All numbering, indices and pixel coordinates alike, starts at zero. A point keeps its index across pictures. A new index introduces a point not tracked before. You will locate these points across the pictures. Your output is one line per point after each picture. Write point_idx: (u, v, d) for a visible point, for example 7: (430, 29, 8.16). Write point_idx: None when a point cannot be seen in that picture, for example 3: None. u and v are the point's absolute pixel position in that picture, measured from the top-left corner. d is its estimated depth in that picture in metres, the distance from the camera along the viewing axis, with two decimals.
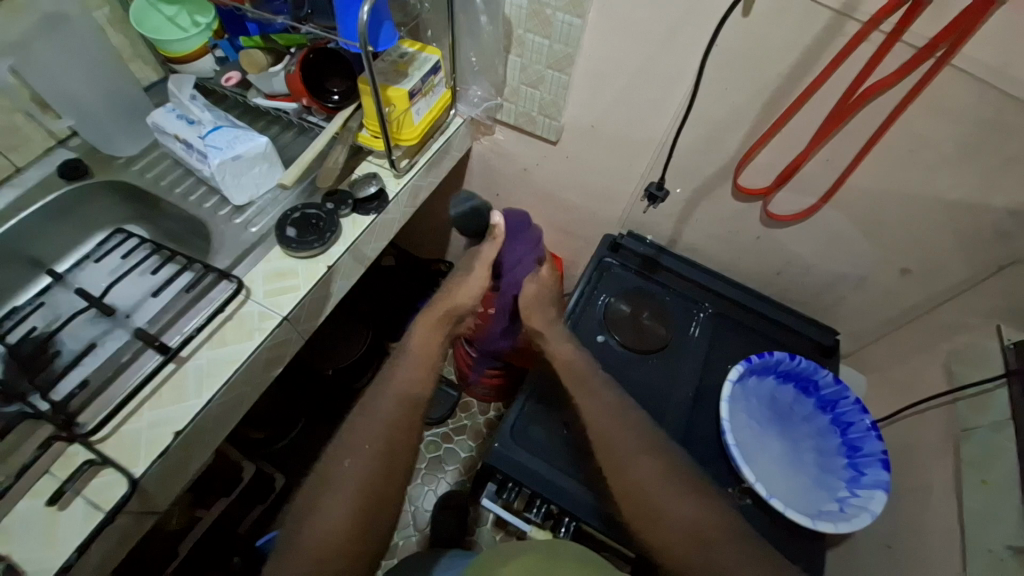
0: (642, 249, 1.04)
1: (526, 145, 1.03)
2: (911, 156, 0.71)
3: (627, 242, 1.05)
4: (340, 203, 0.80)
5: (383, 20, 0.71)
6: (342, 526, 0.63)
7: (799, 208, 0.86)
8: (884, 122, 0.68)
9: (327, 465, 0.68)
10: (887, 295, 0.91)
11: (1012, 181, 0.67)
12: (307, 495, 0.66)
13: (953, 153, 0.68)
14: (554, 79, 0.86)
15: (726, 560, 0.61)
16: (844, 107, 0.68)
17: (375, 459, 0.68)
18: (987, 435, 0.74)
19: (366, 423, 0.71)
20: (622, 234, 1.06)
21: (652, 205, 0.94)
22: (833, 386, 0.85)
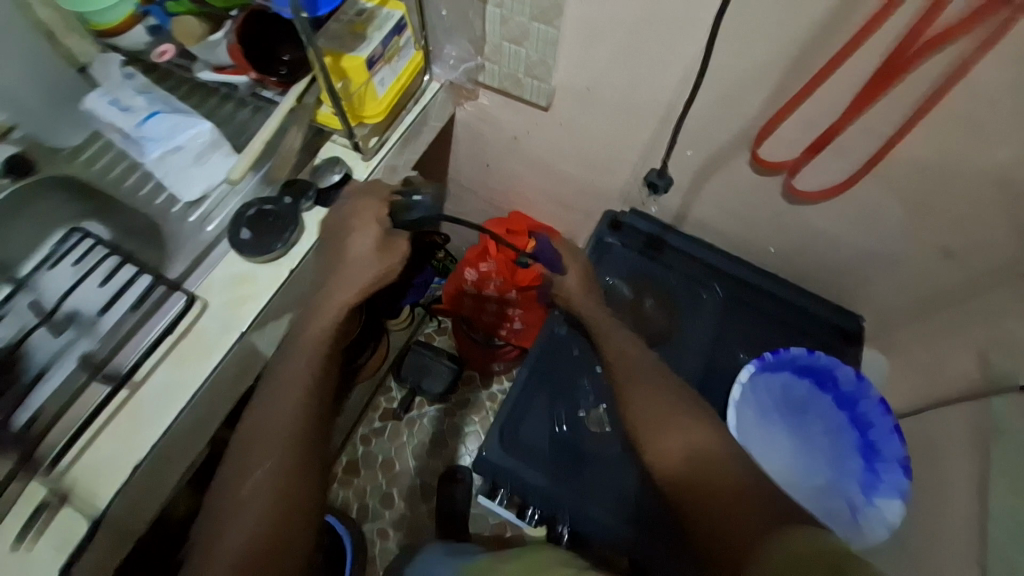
0: (648, 228, 0.93)
1: (513, 112, 0.90)
2: (971, 122, 0.58)
3: (631, 217, 0.94)
4: (300, 193, 0.71)
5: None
6: (252, 538, 0.54)
7: (831, 183, 0.73)
8: (943, 83, 0.55)
9: (226, 479, 0.61)
10: (922, 279, 0.80)
11: None
12: (211, 523, 0.57)
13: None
14: (541, 32, 0.73)
15: (734, 471, 0.55)
16: (893, 66, 0.56)
17: (290, 456, 0.61)
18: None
19: (259, 430, 0.63)
20: (630, 211, 0.95)
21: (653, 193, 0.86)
22: (854, 383, 0.77)
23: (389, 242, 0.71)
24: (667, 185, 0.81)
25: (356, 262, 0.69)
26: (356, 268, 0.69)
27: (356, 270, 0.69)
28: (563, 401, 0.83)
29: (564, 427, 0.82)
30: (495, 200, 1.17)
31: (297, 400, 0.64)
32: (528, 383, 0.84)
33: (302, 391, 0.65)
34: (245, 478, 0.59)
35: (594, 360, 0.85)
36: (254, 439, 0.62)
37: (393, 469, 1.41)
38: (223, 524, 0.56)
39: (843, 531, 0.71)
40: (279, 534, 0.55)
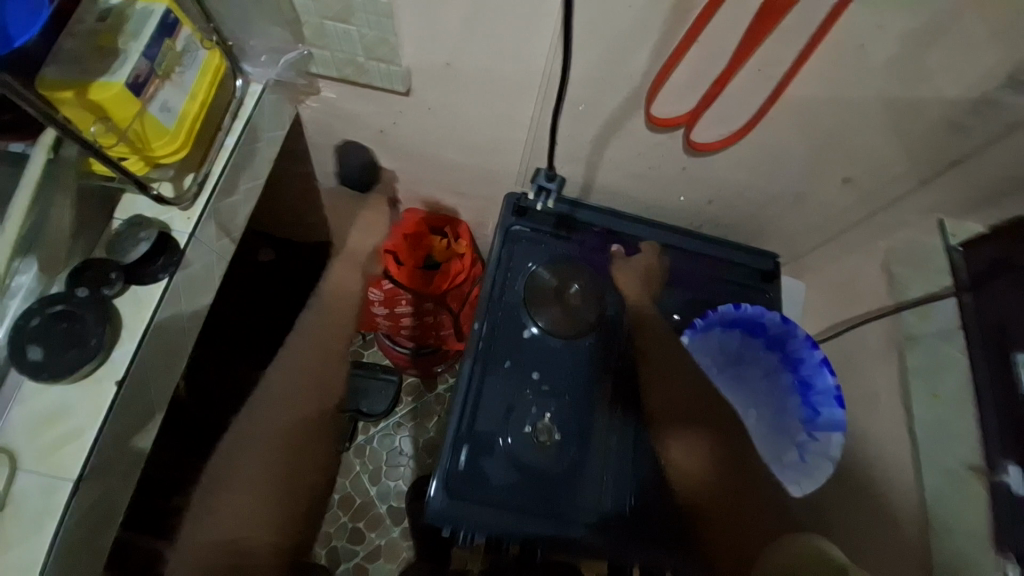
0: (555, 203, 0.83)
1: (366, 103, 0.74)
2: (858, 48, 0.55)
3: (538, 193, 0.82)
4: (98, 281, 0.55)
5: (1, 13, 0.45)
6: (243, 512, 0.71)
7: (730, 130, 0.67)
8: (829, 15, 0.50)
9: (229, 451, 0.75)
10: (824, 207, 0.81)
11: (967, 63, 0.54)
12: (212, 480, 0.74)
13: (909, 38, 0.53)
14: (370, 4, 0.57)
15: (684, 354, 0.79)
16: (772, 7, 0.50)
17: (288, 447, 0.76)
18: (934, 343, 0.71)
19: (265, 405, 0.79)
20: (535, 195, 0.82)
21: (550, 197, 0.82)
22: (779, 326, 0.77)
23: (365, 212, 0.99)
24: (559, 184, 0.78)
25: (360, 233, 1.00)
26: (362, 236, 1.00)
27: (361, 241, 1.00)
28: (508, 419, 0.75)
29: (510, 440, 0.75)
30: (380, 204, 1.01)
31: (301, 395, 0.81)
32: (465, 403, 0.75)
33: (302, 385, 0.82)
34: (243, 458, 0.74)
35: (529, 366, 0.78)
36: (264, 406, 0.79)
37: (354, 503, 1.29)
38: (224, 489, 0.73)
39: (793, 476, 0.74)
40: (270, 511, 0.72)
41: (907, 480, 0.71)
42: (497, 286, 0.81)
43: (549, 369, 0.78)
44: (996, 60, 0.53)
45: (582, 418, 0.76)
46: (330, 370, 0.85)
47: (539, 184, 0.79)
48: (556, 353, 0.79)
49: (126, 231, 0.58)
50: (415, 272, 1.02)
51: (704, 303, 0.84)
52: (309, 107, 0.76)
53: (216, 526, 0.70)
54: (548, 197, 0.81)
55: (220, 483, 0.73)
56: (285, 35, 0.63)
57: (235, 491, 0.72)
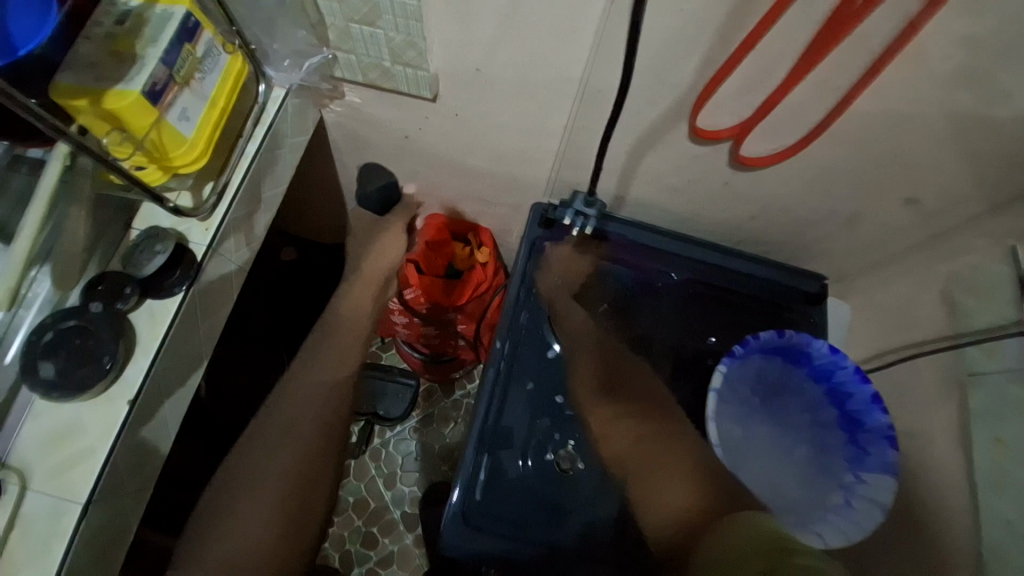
0: (592, 226, 0.79)
1: (391, 108, 0.71)
2: (934, 56, 0.50)
3: (574, 218, 0.79)
4: (113, 295, 0.53)
5: (9, 30, 0.44)
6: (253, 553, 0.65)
7: (782, 145, 0.62)
8: (905, 31, 0.46)
9: (235, 466, 0.71)
10: (879, 227, 0.75)
11: None
12: (215, 500, 0.68)
13: (995, 50, 0.48)
14: (399, 8, 0.54)
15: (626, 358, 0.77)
16: (845, 14, 0.45)
17: (304, 470, 0.71)
18: (999, 382, 0.63)
19: (273, 430, 0.73)
20: (571, 222, 0.79)
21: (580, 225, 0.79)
22: (826, 356, 0.71)
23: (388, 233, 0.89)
24: (596, 212, 0.77)
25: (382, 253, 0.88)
26: (383, 257, 0.88)
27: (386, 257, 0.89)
28: (529, 442, 0.72)
29: (529, 462, 0.71)
30: None
31: (312, 407, 0.75)
32: (491, 401, 0.73)
33: (308, 420, 0.74)
34: (254, 472, 0.70)
35: (552, 390, 0.74)
36: (271, 422, 0.74)
37: (368, 507, 1.26)
38: (228, 513, 0.67)
39: (837, 524, 0.65)
40: (277, 550, 0.67)
41: (960, 531, 0.65)
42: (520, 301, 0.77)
43: (575, 395, 0.74)
44: None
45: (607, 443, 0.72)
46: (338, 403, 0.77)
47: (575, 210, 0.78)
48: (580, 376, 0.75)
49: (144, 243, 0.56)
50: (435, 282, 0.98)
51: (743, 326, 0.79)
52: (333, 111, 0.74)
53: (213, 555, 0.65)
54: (586, 223, 0.79)
55: (231, 502, 0.68)
56: (310, 39, 0.61)
57: (250, 521, 0.67)
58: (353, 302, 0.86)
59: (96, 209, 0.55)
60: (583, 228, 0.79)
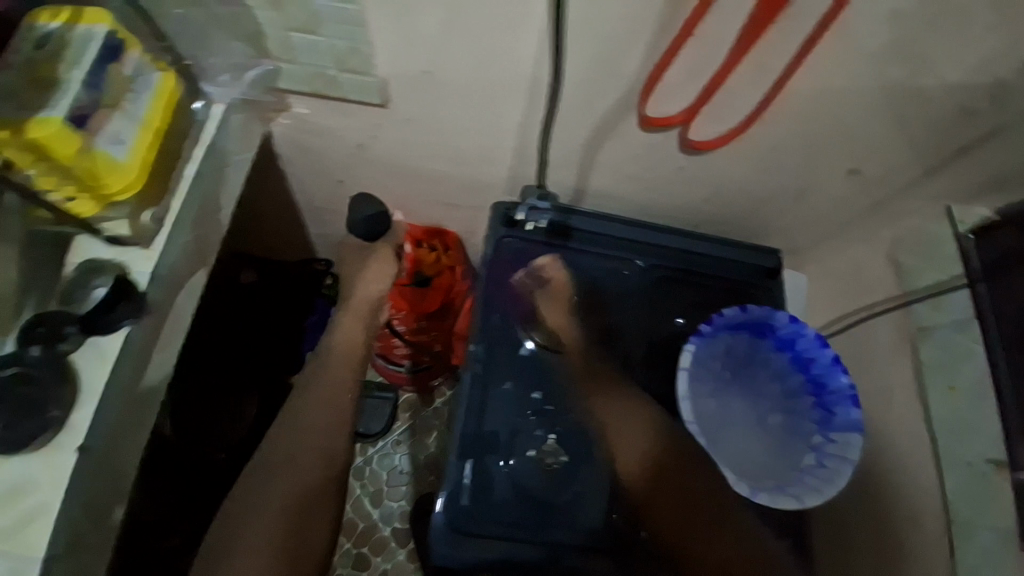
0: (547, 220, 0.80)
1: (342, 117, 0.69)
2: (858, 31, 0.53)
3: (528, 214, 0.80)
4: (52, 336, 0.51)
5: None
6: None
7: (728, 127, 0.64)
8: (831, 10, 0.49)
9: (234, 501, 0.70)
10: (827, 200, 0.79)
11: (971, 46, 0.53)
12: (227, 516, 0.69)
13: (913, 23, 0.51)
14: (338, 12, 0.53)
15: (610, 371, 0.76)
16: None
17: (308, 482, 0.72)
18: (948, 335, 0.69)
19: (267, 472, 0.72)
20: (525, 217, 0.80)
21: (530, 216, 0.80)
22: (788, 325, 0.74)
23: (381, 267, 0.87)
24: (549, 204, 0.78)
25: (371, 278, 0.86)
26: (373, 279, 0.86)
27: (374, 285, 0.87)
28: (512, 441, 0.72)
29: (513, 462, 0.71)
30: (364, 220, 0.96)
31: (323, 410, 0.78)
32: (470, 402, 0.73)
33: (320, 427, 0.76)
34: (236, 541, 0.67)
35: (530, 388, 0.74)
36: (251, 502, 0.70)
37: (357, 528, 1.22)
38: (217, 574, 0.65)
39: (812, 484, 0.68)
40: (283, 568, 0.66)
41: (924, 479, 0.68)
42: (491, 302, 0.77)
43: (554, 390, 0.74)
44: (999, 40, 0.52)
45: (590, 432, 0.73)
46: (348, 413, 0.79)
47: (529, 206, 0.79)
48: (553, 368, 0.75)
49: (81, 278, 0.55)
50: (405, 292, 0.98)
51: (709, 306, 0.81)
52: (281, 124, 0.70)
53: None
54: (541, 217, 0.80)
55: (235, 528, 0.68)
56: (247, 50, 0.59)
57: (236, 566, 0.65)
58: (345, 335, 0.85)
59: (25, 249, 0.53)
60: (534, 220, 0.79)
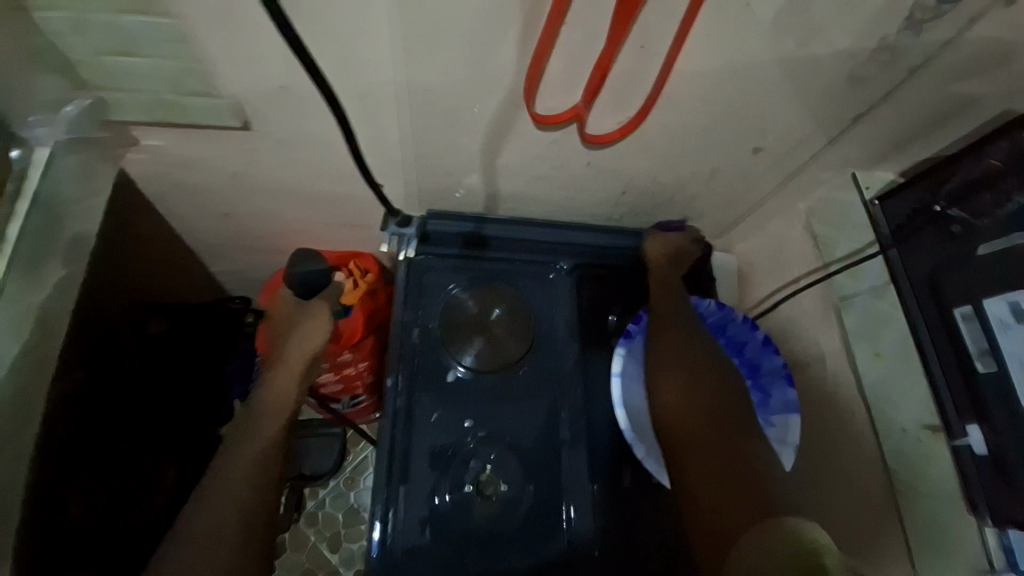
0: (414, 246, 0.74)
1: (204, 146, 0.61)
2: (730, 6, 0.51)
3: (394, 242, 0.74)
4: None
5: None
6: None
7: (624, 118, 0.61)
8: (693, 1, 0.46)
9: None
10: (741, 179, 0.77)
11: (843, 15, 0.52)
12: None
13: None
14: (159, 30, 0.46)
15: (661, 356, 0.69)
16: None
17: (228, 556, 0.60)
18: (867, 301, 0.70)
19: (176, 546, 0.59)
20: (393, 247, 0.74)
21: (401, 245, 0.74)
22: (716, 312, 0.74)
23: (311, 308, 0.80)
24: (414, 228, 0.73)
25: (308, 330, 0.80)
26: (313, 324, 0.80)
27: (308, 337, 0.79)
28: (447, 474, 0.66)
29: (446, 498, 0.66)
30: (270, 252, 0.87)
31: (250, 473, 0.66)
32: (395, 436, 0.67)
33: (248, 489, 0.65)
34: None
35: (460, 415, 0.69)
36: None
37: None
38: None
39: None
40: None
41: (864, 451, 0.67)
42: (409, 326, 0.71)
43: (485, 414, 0.69)
44: (869, 5, 0.51)
45: (528, 455, 0.69)
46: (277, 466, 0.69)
47: (393, 233, 0.74)
48: (488, 390, 0.70)
49: None
50: None
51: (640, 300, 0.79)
52: (135, 161, 0.61)
53: None
54: (408, 245, 0.74)
55: None
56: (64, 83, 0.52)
57: None
58: (279, 388, 0.77)
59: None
60: (404, 250, 0.74)
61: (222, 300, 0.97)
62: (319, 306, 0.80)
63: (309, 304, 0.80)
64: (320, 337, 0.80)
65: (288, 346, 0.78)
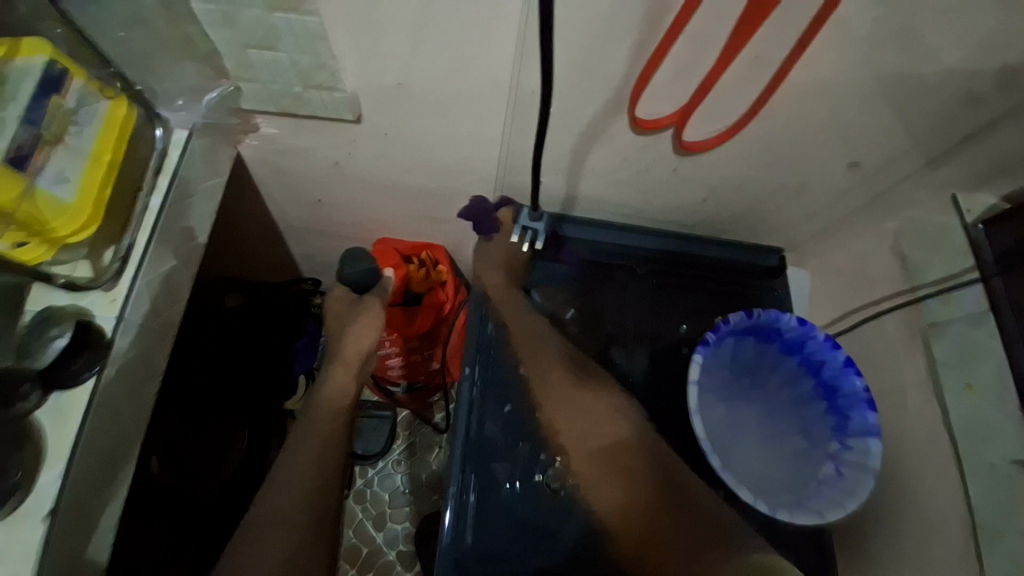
0: (543, 238, 0.78)
1: (314, 136, 0.65)
2: (848, 22, 0.50)
3: (522, 234, 0.78)
4: (10, 395, 0.48)
5: None
6: None
7: (723, 125, 0.61)
8: (825, 6, 0.45)
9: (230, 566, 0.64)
10: (829, 193, 0.76)
11: (973, 29, 0.50)
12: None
13: (909, 7, 0.48)
14: (295, 26, 0.49)
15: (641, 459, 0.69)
16: None
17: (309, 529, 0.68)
18: (962, 330, 0.64)
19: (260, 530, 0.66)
20: (519, 238, 0.78)
21: (525, 237, 0.78)
22: (796, 329, 0.71)
23: (360, 308, 0.80)
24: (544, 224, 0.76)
25: (355, 336, 0.80)
26: (360, 330, 0.80)
27: (358, 339, 0.80)
28: (513, 463, 0.68)
29: (518, 484, 0.68)
30: (350, 238, 0.92)
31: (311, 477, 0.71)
32: (471, 418, 0.70)
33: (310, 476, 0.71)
34: None
35: (530, 407, 0.71)
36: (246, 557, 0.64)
37: (360, 554, 1.06)
38: None
39: (831, 497, 0.64)
40: None
41: (944, 483, 0.65)
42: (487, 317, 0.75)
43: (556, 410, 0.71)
44: (1001, 19, 0.49)
45: (593, 452, 0.70)
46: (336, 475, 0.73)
47: (522, 226, 0.77)
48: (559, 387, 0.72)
49: (39, 328, 0.50)
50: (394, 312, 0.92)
51: (712, 312, 0.79)
52: (250, 146, 0.67)
53: None
54: (535, 238, 0.78)
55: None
56: (201, 71, 0.57)
57: None
58: (334, 390, 0.79)
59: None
60: (530, 242, 0.78)
61: (298, 279, 1.02)
62: (370, 307, 0.81)
63: (362, 301, 0.81)
64: (370, 338, 0.81)
65: (343, 342, 0.80)
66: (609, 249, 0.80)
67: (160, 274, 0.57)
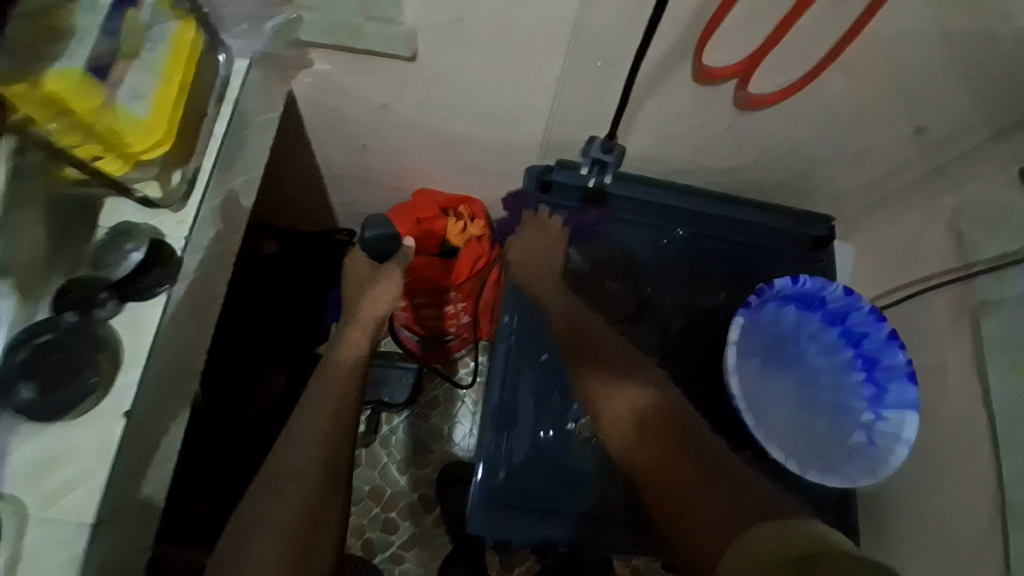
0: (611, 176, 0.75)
1: (365, 73, 0.65)
2: None
3: (592, 167, 0.75)
4: (88, 302, 0.51)
5: None
6: None
7: (788, 80, 0.59)
8: None
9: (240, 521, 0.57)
10: (886, 161, 0.73)
11: None
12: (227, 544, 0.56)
13: None
14: None
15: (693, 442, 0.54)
16: None
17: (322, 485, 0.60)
18: (1014, 310, 0.61)
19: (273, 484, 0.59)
20: (589, 169, 0.75)
21: (598, 173, 0.75)
22: (842, 299, 0.70)
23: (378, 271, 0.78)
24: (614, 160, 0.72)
25: (376, 296, 0.77)
26: (380, 292, 0.77)
27: (375, 300, 0.77)
28: (547, 410, 0.71)
29: (552, 432, 0.70)
30: (388, 188, 0.92)
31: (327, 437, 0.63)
32: (506, 368, 0.71)
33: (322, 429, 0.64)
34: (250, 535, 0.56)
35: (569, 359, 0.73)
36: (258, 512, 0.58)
37: (385, 495, 1.09)
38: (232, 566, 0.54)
39: (864, 464, 0.67)
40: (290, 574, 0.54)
41: (979, 461, 0.64)
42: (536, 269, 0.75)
43: None
44: None
45: None
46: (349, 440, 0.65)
47: (592, 158, 0.73)
48: None
49: (115, 243, 0.53)
50: (429, 262, 0.92)
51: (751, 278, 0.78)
52: (302, 82, 0.67)
53: None
54: (604, 172, 0.74)
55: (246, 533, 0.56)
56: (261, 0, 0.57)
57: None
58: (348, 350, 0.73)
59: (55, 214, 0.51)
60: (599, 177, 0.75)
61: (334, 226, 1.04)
62: (390, 270, 0.78)
63: (382, 266, 0.78)
64: (389, 300, 0.78)
65: (361, 300, 0.77)
66: (648, 208, 0.79)
67: (219, 202, 0.59)
